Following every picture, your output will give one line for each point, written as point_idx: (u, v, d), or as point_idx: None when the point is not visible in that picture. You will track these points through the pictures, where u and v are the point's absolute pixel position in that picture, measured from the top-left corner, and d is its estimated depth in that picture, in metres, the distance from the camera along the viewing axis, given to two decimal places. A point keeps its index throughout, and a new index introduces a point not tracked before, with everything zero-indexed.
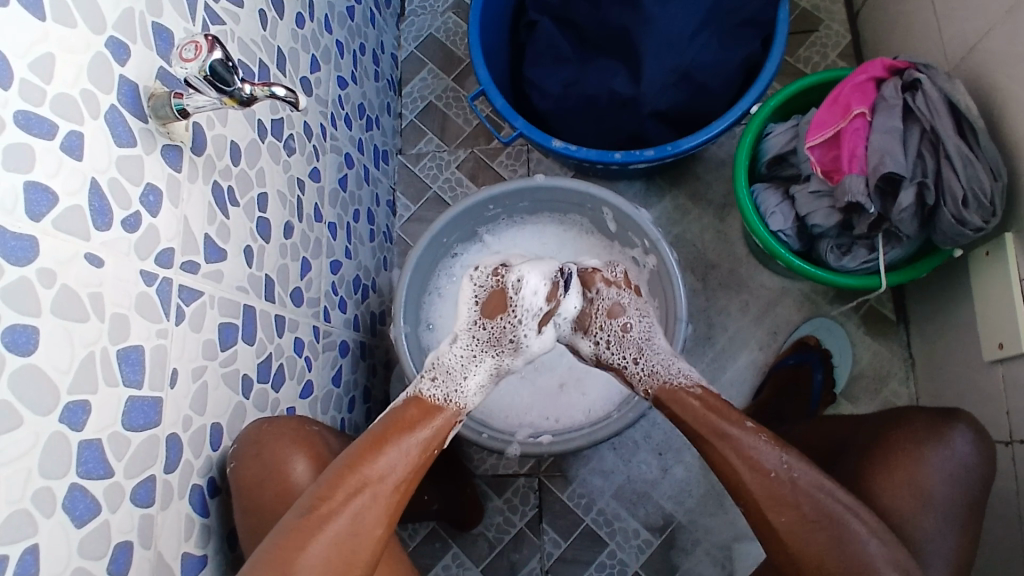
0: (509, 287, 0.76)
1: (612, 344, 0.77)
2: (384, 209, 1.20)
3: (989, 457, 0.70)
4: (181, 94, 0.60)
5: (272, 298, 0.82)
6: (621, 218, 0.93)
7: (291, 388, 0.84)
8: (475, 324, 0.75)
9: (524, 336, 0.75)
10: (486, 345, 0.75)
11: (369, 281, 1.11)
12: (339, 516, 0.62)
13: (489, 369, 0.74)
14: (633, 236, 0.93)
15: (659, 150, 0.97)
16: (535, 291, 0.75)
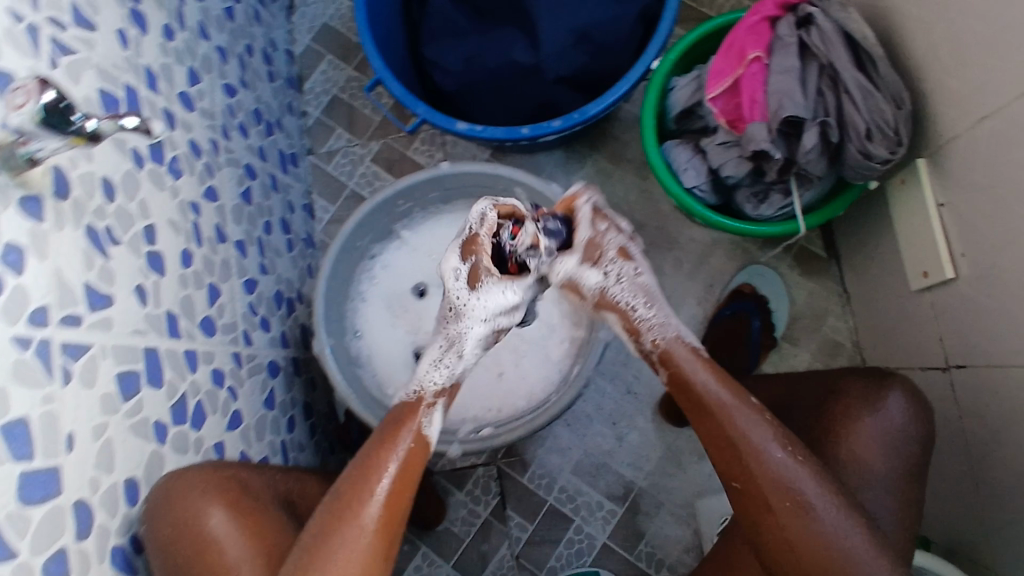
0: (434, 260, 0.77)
1: (619, 283, 0.75)
2: (301, 215, 1.15)
3: (922, 417, 0.70)
4: (26, 140, 0.54)
5: (178, 334, 0.78)
6: (535, 196, 0.89)
7: (216, 422, 0.81)
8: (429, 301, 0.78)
9: (459, 299, 0.73)
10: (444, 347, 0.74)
11: (293, 293, 1.07)
12: (341, 546, 0.60)
13: (440, 343, 0.74)
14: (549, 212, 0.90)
15: (565, 119, 0.94)
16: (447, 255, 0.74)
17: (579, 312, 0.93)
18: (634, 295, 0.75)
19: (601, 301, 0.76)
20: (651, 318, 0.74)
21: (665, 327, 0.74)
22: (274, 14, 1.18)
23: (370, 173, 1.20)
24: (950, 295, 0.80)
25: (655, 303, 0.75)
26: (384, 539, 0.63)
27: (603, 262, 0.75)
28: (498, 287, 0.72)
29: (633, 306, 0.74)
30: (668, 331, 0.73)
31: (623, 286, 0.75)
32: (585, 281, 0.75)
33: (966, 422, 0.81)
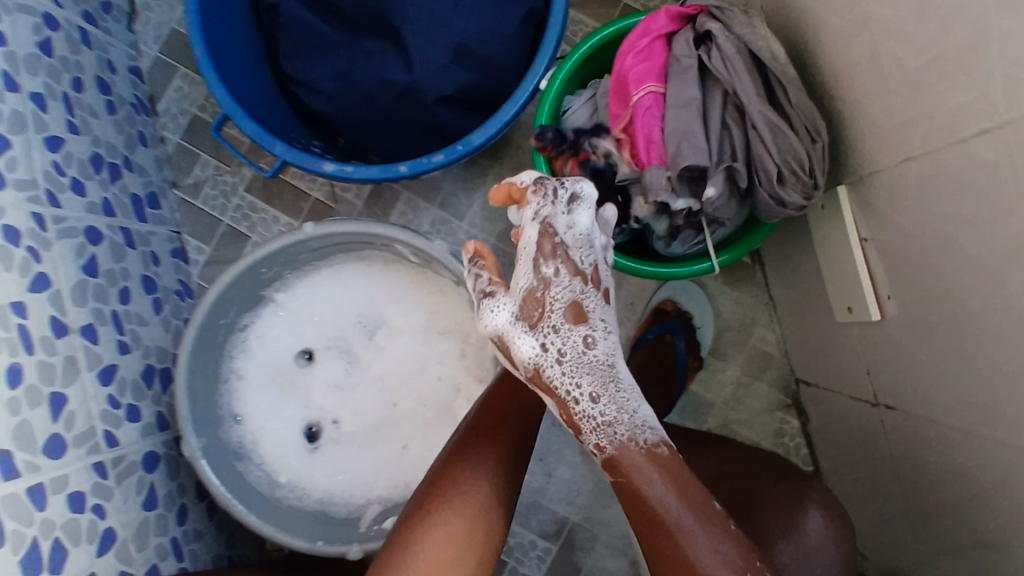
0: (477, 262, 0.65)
1: (564, 361, 0.60)
2: (170, 263, 1.01)
3: (844, 539, 0.67)
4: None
5: (14, 473, 0.67)
6: (420, 253, 0.80)
7: (82, 555, 0.72)
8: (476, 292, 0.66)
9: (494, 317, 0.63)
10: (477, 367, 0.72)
11: (169, 361, 0.95)
12: (446, 512, 0.61)
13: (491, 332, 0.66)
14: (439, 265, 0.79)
15: (447, 153, 0.81)
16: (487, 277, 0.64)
17: (484, 368, 0.84)
18: (578, 378, 0.60)
19: (532, 375, 0.62)
20: (595, 409, 0.59)
21: (614, 427, 0.59)
22: (107, 27, 1.00)
23: (246, 204, 1.06)
24: (876, 333, 0.73)
25: (607, 387, 0.60)
26: (500, 501, 0.64)
27: (542, 329, 0.61)
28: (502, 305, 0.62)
29: (575, 395, 0.60)
30: (623, 419, 0.59)
31: (566, 369, 0.60)
32: (517, 350, 0.61)
33: (897, 460, 0.76)
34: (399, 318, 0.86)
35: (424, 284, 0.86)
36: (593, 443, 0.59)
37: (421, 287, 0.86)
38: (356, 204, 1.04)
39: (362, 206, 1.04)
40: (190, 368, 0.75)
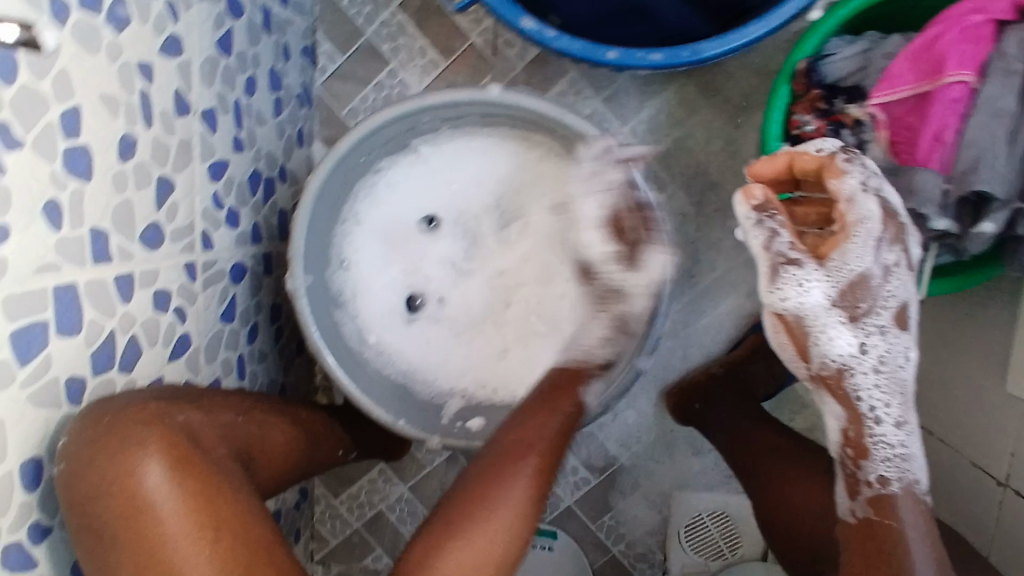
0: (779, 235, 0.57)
1: (876, 376, 0.60)
2: (298, 62, 0.89)
3: None
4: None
5: (108, 258, 0.59)
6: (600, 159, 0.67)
7: (155, 357, 0.67)
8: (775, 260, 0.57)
9: (814, 295, 0.57)
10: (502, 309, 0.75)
11: (275, 171, 0.86)
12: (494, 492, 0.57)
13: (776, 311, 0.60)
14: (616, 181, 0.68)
15: (671, 55, 0.67)
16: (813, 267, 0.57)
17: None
18: (886, 398, 0.60)
19: (833, 380, 0.60)
20: (893, 443, 0.60)
21: (906, 464, 0.60)
22: None
23: (394, 21, 0.92)
24: None
25: (903, 414, 0.61)
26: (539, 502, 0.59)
27: (862, 329, 0.59)
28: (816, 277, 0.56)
29: (875, 417, 0.60)
30: (909, 465, 0.60)
31: (875, 382, 0.60)
32: (837, 346, 0.59)
33: (998, 547, 0.72)
34: (540, 213, 0.77)
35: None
36: (876, 475, 0.60)
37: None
38: (515, 65, 0.91)
39: (523, 69, 0.91)
40: (316, 196, 0.68)
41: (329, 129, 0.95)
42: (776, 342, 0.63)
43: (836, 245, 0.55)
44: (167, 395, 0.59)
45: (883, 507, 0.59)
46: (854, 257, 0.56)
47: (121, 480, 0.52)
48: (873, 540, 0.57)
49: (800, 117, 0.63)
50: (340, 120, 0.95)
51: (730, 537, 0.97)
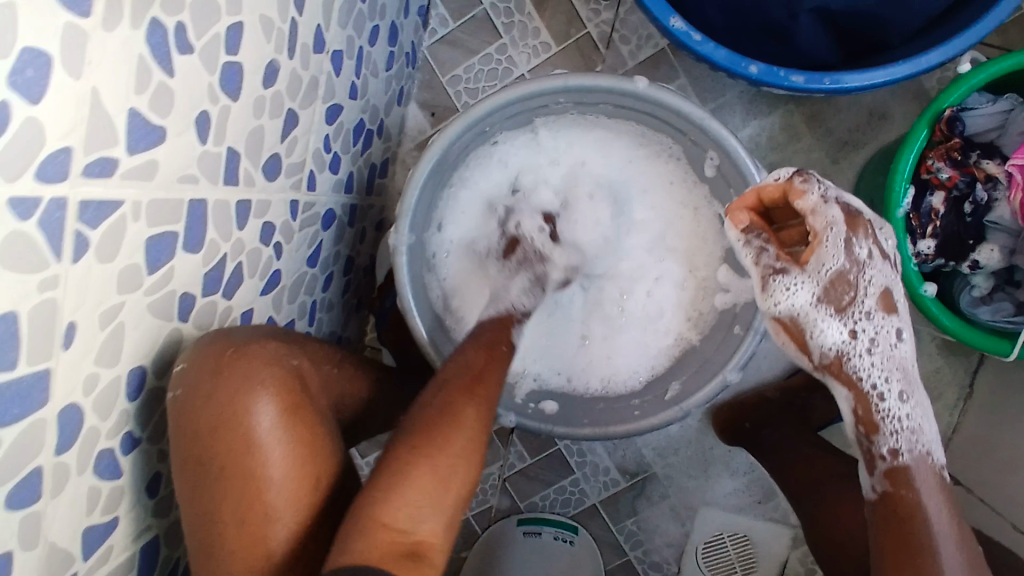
0: (766, 249, 0.58)
1: (872, 350, 0.60)
2: (414, 22, 0.89)
3: None
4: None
5: (235, 181, 0.58)
6: (727, 168, 0.69)
7: (251, 287, 0.66)
8: (767, 270, 0.58)
9: (794, 294, 0.57)
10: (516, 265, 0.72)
11: (376, 125, 0.86)
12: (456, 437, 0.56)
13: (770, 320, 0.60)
14: (734, 193, 0.70)
15: (811, 79, 0.70)
16: (795, 280, 0.57)
17: (700, 314, 0.76)
18: (884, 372, 0.60)
19: (830, 366, 0.60)
20: (902, 423, 0.60)
21: (917, 437, 0.60)
22: None
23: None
24: None
25: (906, 381, 0.61)
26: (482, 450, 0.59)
27: (849, 315, 0.59)
28: (800, 282, 0.57)
29: (880, 391, 0.60)
30: (923, 439, 0.60)
31: (874, 360, 0.60)
32: (827, 335, 0.59)
33: None
34: (641, 214, 0.77)
35: (690, 197, 0.76)
36: (888, 448, 0.60)
37: (680, 196, 0.76)
38: (626, 63, 0.92)
39: (634, 69, 0.91)
40: (439, 157, 0.69)
41: (427, 93, 0.95)
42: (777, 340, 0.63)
43: (814, 253, 0.56)
44: (279, 336, 0.62)
45: (902, 488, 0.59)
46: (828, 256, 0.57)
47: (237, 415, 0.54)
48: (901, 524, 0.57)
49: (934, 163, 0.66)
50: (440, 86, 0.95)
51: (747, 560, 0.98)
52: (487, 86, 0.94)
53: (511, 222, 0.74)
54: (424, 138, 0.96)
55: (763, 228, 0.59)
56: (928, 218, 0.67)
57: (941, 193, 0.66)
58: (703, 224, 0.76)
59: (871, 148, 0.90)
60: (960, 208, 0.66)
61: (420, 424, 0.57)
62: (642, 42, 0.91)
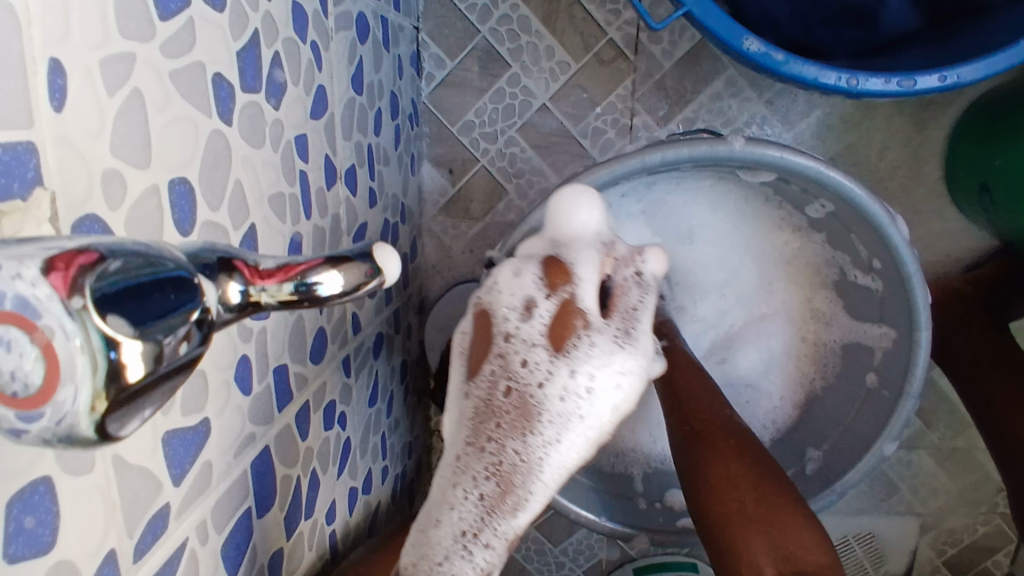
0: (580, 304, 0.45)
1: (621, 308, 0.47)
2: (407, 76, 0.74)
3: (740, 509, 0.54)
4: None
5: (288, 397, 0.47)
6: (843, 216, 0.58)
7: (327, 480, 0.56)
8: (535, 338, 0.45)
9: (575, 364, 0.45)
10: (488, 496, 0.44)
11: (397, 212, 0.73)
12: None
13: (613, 334, 0.46)
14: (856, 239, 0.59)
15: (922, 82, 0.56)
16: (625, 308, 0.47)
17: (819, 354, 0.68)
18: (585, 428, 0.45)
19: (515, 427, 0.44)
20: (553, 407, 0.45)
21: (574, 413, 0.45)
22: None
23: (515, 16, 0.76)
24: None
25: (570, 402, 0.45)
26: None
27: (575, 357, 0.45)
28: (599, 350, 0.45)
29: (539, 407, 0.44)
30: (569, 403, 0.45)
31: (571, 413, 0.45)
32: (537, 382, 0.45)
33: None
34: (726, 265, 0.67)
35: (778, 228, 0.65)
36: (520, 360, 0.45)
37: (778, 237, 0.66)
38: (661, 65, 0.78)
39: (671, 70, 0.78)
40: None
41: (439, 147, 0.82)
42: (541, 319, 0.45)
43: (564, 326, 0.45)
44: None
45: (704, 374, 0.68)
46: (585, 353, 0.45)
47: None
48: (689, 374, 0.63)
49: None
50: (452, 137, 0.81)
51: (876, 556, 0.96)
52: (504, 125, 0.80)
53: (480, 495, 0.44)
54: (447, 198, 0.83)
55: (564, 314, 0.45)
56: None
57: None
58: (814, 264, 0.66)
59: (961, 103, 0.77)
60: None
61: None
62: (677, 36, 0.77)
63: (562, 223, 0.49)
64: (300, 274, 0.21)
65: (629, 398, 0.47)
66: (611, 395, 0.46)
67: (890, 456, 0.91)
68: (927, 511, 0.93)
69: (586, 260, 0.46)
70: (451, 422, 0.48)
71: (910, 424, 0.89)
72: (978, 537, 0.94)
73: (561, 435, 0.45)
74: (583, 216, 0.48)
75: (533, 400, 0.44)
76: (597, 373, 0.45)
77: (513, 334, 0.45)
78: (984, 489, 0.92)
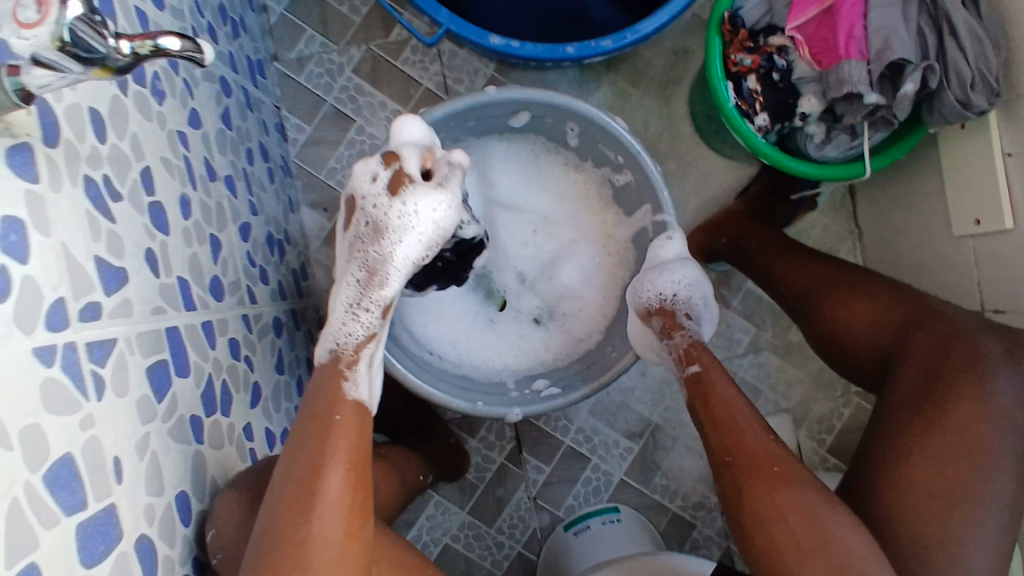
0: (405, 170, 0.70)
1: (442, 174, 0.71)
2: (274, 136, 0.97)
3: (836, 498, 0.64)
4: (17, 67, 0.37)
5: (193, 304, 0.62)
6: (588, 132, 0.84)
7: (241, 402, 0.69)
8: (378, 190, 0.71)
9: (406, 206, 0.70)
10: (362, 279, 0.71)
11: (281, 234, 0.92)
12: (331, 474, 0.59)
13: (438, 184, 0.71)
14: (603, 147, 0.84)
15: (618, 39, 0.83)
16: (443, 174, 0.71)
17: (619, 251, 0.91)
18: (421, 244, 0.71)
19: (371, 243, 0.71)
20: (395, 230, 0.70)
21: (411, 233, 0.70)
22: None
23: (351, 86, 1.02)
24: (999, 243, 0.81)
25: (405, 227, 0.70)
26: (327, 456, 0.60)
27: (402, 198, 0.70)
28: (421, 193, 0.70)
29: (385, 229, 0.70)
30: (405, 226, 0.70)
31: (408, 235, 0.70)
32: (384, 219, 0.70)
33: None
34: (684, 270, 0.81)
35: (565, 168, 0.91)
36: (371, 204, 0.71)
37: (568, 173, 0.91)
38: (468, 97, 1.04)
39: None
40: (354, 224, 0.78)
41: (313, 193, 1.02)
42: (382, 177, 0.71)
43: (398, 183, 0.70)
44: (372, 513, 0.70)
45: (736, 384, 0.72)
46: (412, 198, 0.70)
47: (307, 564, 0.55)
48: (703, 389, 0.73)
49: (736, 56, 0.82)
50: (321, 183, 1.02)
51: None
52: None
53: (355, 282, 0.72)
54: (327, 232, 1.02)
55: (398, 173, 0.70)
56: (752, 98, 0.83)
57: (752, 76, 0.83)
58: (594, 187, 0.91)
59: (688, 79, 1.06)
60: (772, 80, 0.82)
61: (304, 447, 0.60)
62: (473, 76, 1.04)
63: (395, 134, 0.74)
64: (150, 38, 0.41)
65: (446, 220, 0.71)
66: (433, 218, 0.70)
67: (743, 364, 1.08)
68: (793, 405, 1.09)
69: (408, 145, 0.71)
70: (340, 250, 0.75)
71: (748, 331, 1.08)
72: (846, 420, 1.08)
73: (401, 242, 0.70)
74: (410, 127, 0.74)
75: (380, 224, 0.70)
76: (418, 205, 0.70)
77: (366, 192, 0.71)
78: (829, 372, 1.09)
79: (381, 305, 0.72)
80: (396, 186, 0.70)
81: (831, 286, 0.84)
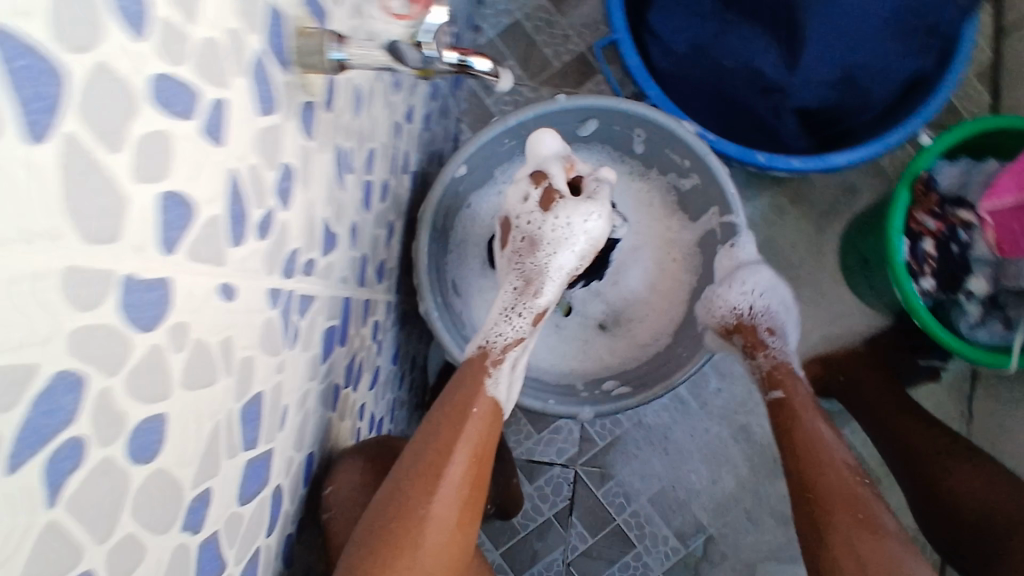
0: (553, 183, 0.79)
1: (589, 182, 0.81)
2: (450, 145, 1.01)
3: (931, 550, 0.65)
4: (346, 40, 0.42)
5: (364, 281, 0.66)
6: (649, 141, 0.88)
7: (365, 381, 0.72)
8: (531, 206, 0.80)
9: (557, 215, 0.78)
10: (518, 287, 0.79)
11: None
12: (456, 459, 0.64)
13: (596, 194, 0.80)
14: (670, 152, 0.88)
15: (807, 161, 0.85)
16: (593, 187, 0.80)
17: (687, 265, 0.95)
18: (573, 254, 0.79)
19: (528, 253, 0.79)
20: (546, 237, 0.79)
21: (563, 239, 0.78)
22: None
23: None
24: None
25: (558, 234, 0.78)
26: (457, 442, 0.65)
27: (556, 209, 0.78)
28: (576, 206, 0.79)
29: (540, 240, 0.79)
30: (561, 234, 0.78)
31: (561, 244, 0.78)
32: (540, 232, 0.79)
33: None
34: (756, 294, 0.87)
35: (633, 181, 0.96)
36: (526, 217, 0.80)
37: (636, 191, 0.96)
38: None
39: None
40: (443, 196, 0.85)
41: None
42: (533, 191, 0.80)
43: (549, 195, 0.79)
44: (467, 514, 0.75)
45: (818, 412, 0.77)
46: (564, 210, 0.78)
47: (420, 538, 0.59)
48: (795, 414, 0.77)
49: (920, 217, 0.83)
50: None
51: None
52: None
53: (512, 284, 0.80)
54: None
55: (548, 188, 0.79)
56: (924, 260, 0.83)
57: (930, 239, 0.83)
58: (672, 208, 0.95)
59: (848, 215, 1.06)
60: (949, 249, 0.83)
61: (441, 429, 0.66)
62: None
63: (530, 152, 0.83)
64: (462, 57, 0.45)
65: (596, 229, 0.79)
66: (585, 226, 0.78)
67: None
68: None
69: (552, 161, 0.81)
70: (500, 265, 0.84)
71: None
72: None
73: (554, 248, 0.78)
74: (548, 141, 0.81)
75: (534, 235, 0.79)
76: (570, 219, 0.78)
77: (521, 210, 0.81)
78: None
79: (534, 311, 0.78)
80: (549, 200, 0.79)
81: (951, 453, 0.81)
